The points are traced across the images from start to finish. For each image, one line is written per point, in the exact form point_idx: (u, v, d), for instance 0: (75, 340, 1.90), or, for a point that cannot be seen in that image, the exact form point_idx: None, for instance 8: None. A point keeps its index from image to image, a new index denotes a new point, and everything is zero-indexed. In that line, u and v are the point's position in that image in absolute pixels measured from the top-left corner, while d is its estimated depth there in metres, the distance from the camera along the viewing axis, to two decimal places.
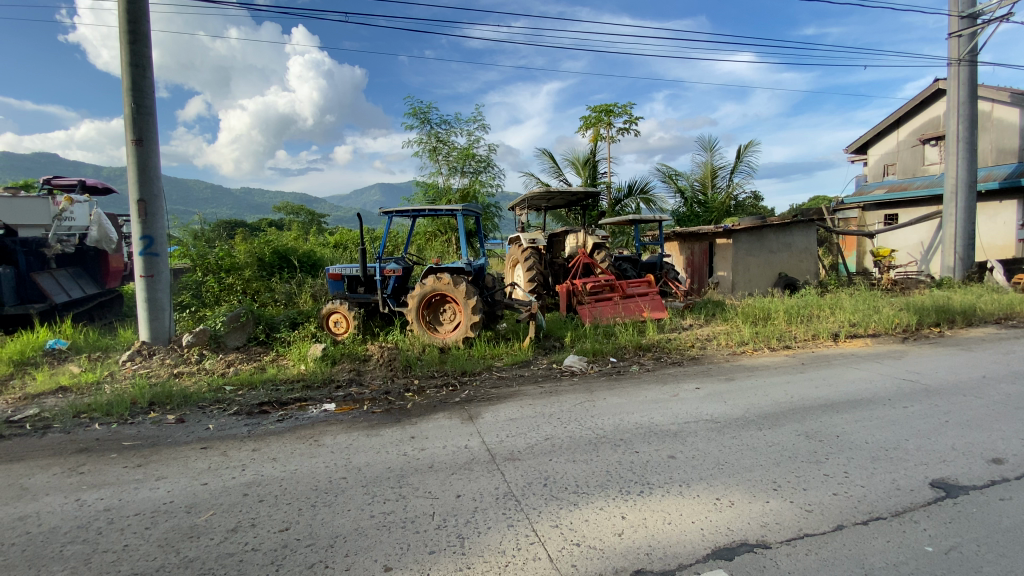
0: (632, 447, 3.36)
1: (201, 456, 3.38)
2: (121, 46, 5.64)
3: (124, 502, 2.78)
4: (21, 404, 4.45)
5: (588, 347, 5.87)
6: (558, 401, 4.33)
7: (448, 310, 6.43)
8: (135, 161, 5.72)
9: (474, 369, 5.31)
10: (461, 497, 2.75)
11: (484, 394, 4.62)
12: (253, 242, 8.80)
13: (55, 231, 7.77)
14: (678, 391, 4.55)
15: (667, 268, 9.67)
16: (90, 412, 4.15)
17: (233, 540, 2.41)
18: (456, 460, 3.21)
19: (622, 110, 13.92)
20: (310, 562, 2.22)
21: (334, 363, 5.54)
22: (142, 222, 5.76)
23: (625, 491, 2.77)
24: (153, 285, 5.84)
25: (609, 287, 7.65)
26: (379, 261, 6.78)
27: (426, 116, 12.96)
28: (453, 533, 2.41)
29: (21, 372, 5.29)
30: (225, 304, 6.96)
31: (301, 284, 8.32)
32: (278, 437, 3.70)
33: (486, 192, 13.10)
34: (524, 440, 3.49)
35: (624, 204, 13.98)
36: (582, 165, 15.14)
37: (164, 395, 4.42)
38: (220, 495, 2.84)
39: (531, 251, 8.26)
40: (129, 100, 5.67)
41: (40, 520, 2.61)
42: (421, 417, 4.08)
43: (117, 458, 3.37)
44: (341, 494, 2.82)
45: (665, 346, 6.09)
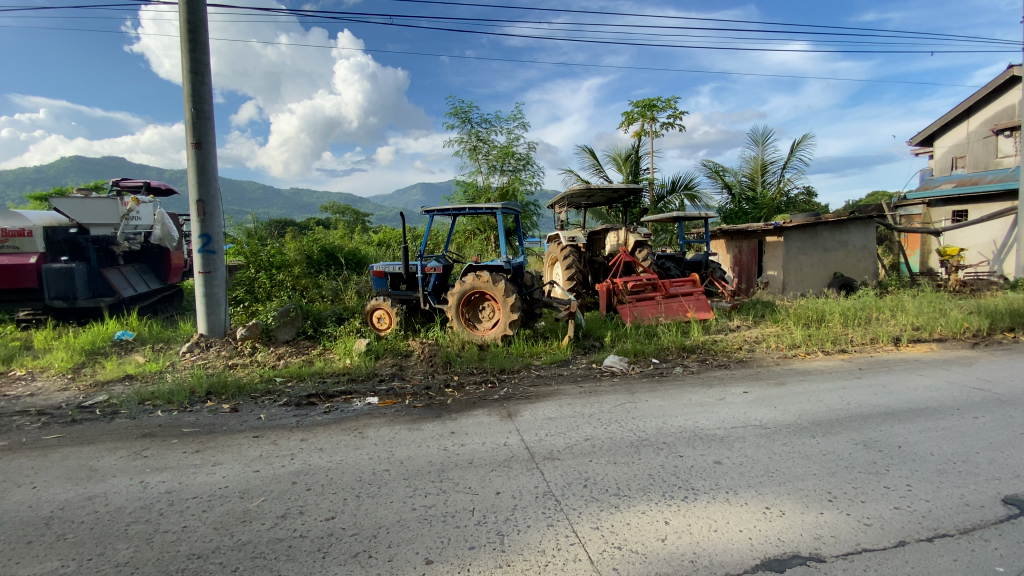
0: (675, 450, 3.27)
1: (254, 444, 3.53)
2: (182, 54, 5.97)
3: (183, 485, 2.94)
4: (93, 390, 4.79)
5: (629, 347, 5.75)
6: (598, 401, 4.27)
7: (487, 307, 6.45)
8: (194, 163, 6.03)
9: (513, 368, 5.30)
10: (501, 493, 2.75)
11: (523, 392, 4.61)
12: (302, 240, 9.15)
13: (124, 230, 8.26)
14: (725, 395, 4.39)
15: (712, 267, 9.36)
16: (153, 399, 4.42)
17: (283, 526, 2.50)
18: (496, 457, 3.22)
19: (665, 104, 13.59)
20: (354, 551, 2.27)
21: (377, 358, 5.69)
22: (201, 221, 6.07)
23: (668, 496, 2.69)
24: (211, 281, 6.15)
25: (651, 286, 7.45)
26: (421, 259, 6.90)
27: (467, 116, 13.07)
28: (493, 530, 2.41)
29: (93, 361, 5.70)
30: (276, 299, 7.25)
31: (347, 281, 8.60)
32: (325, 428, 3.82)
33: (525, 189, 13.08)
34: (564, 440, 3.45)
35: (668, 200, 13.66)
36: (624, 161, 14.88)
37: (220, 385, 4.65)
38: (271, 482, 2.96)
39: (571, 249, 8.18)
40: (189, 106, 5.99)
41: (107, 500, 2.79)
42: (460, 412, 4.12)
43: (177, 443, 3.56)
44: (384, 486, 2.87)
45: (710, 347, 5.90)
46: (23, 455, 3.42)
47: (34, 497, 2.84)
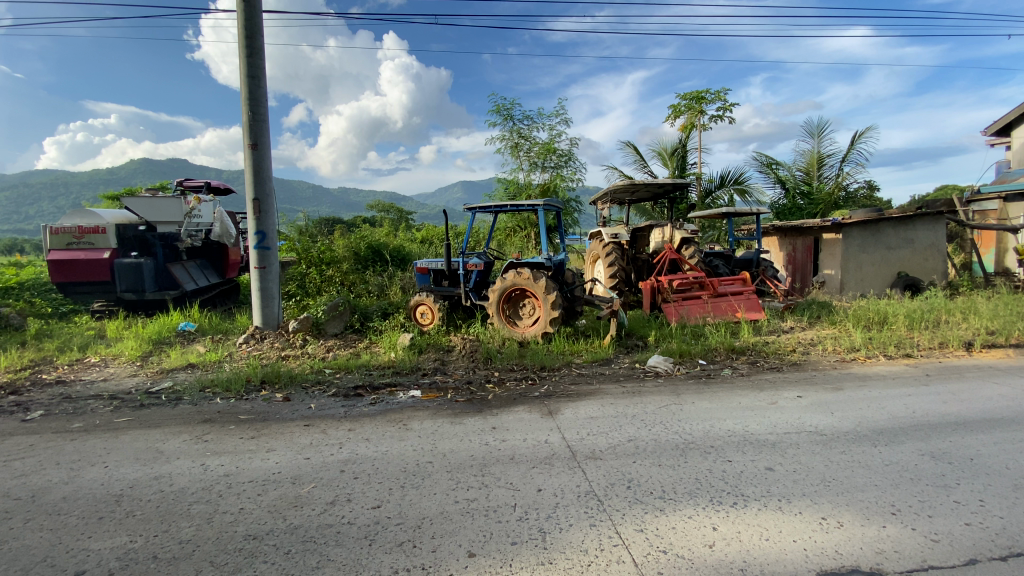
0: (724, 455, 3.15)
1: (304, 433, 3.67)
2: (240, 59, 6.25)
3: (240, 469, 3.09)
4: (159, 377, 5.12)
5: (674, 348, 5.61)
6: (641, 402, 4.19)
7: (528, 304, 6.44)
8: (251, 164, 6.32)
9: (553, 365, 5.27)
10: (543, 491, 2.74)
11: (563, 390, 4.57)
12: (349, 238, 9.45)
13: (187, 227, 8.68)
14: (776, 399, 4.21)
15: (764, 266, 8.97)
16: (213, 387, 4.68)
17: (332, 512, 2.58)
18: (537, 454, 3.21)
19: (714, 96, 13.13)
20: (400, 540, 2.32)
21: (420, 352, 5.79)
22: (257, 218, 6.36)
23: (716, 501, 2.60)
24: (265, 276, 6.43)
25: (698, 284, 7.23)
26: (462, 256, 6.98)
27: (509, 113, 13.08)
28: (535, 526, 2.41)
29: (159, 349, 6.10)
30: (325, 294, 7.50)
31: (392, 277, 8.82)
32: (370, 419, 3.92)
33: (567, 186, 12.97)
34: (606, 440, 3.40)
35: (715, 196, 13.22)
36: (670, 156, 14.51)
37: (273, 375, 4.87)
38: (321, 469, 3.07)
39: (613, 246, 8.04)
40: (246, 109, 6.28)
41: (172, 480, 2.98)
42: (501, 408, 4.13)
43: (234, 429, 3.76)
44: (427, 478, 2.92)
45: (761, 349, 5.66)
46: (98, 435, 3.70)
47: (106, 475, 3.06)
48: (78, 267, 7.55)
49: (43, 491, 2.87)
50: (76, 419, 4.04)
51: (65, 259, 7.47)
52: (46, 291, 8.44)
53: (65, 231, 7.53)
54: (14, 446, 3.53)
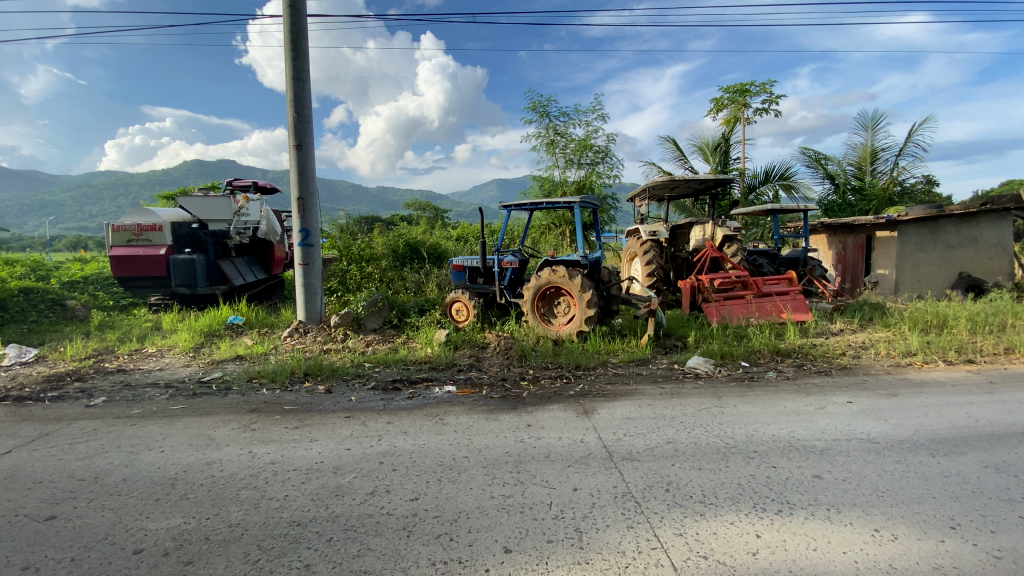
0: (768, 460, 3.05)
1: (345, 424, 3.78)
2: (286, 62, 6.46)
3: (285, 458, 3.21)
4: (210, 368, 5.38)
5: (715, 349, 5.45)
6: (680, 404, 4.09)
7: (563, 302, 6.40)
8: (296, 164, 6.54)
9: (589, 364, 5.21)
10: (579, 490, 2.72)
11: (599, 390, 4.52)
12: (388, 235, 9.66)
13: (236, 225, 9.10)
14: (825, 404, 4.03)
15: (812, 265, 8.61)
16: (259, 377, 4.89)
17: (371, 502, 2.65)
18: (573, 453, 3.19)
19: (760, 88, 12.67)
20: (437, 533, 2.35)
21: (455, 348, 5.86)
22: (301, 216, 6.57)
23: (760, 508, 2.51)
24: (309, 272, 6.64)
25: (741, 283, 7.02)
26: (498, 253, 7.01)
27: (545, 109, 13.02)
28: (571, 526, 2.39)
29: (210, 341, 6.40)
30: (365, 290, 7.69)
31: (429, 274, 8.96)
32: (408, 413, 4.00)
33: (604, 183, 12.81)
34: (644, 441, 3.35)
35: (760, 191, 12.83)
36: (712, 151, 14.12)
37: (316, 367, 5.03)
38: (361, 460, 3.15)
39: (651, 244, 7.90)
40: (291, 110, 6.49)
41: (222, 466, 3.12)
42: (536, 406, 4.13)
43: (280, 419, 3.91)
44: (463, 472, 2.95)
45: (808, 352, 5.43)
46: (155, 421, 3.92)
47: (162, 459, 3.24)
48: (137, 263, 7.99)
49: (106, 473, 3.07)
50: (135, 406, 4.29)
51: (125, 255, 7.93)
52: (108, 285, 9.01)
53: (125, 229, 7.99)
54: (80, 429, 3.79)
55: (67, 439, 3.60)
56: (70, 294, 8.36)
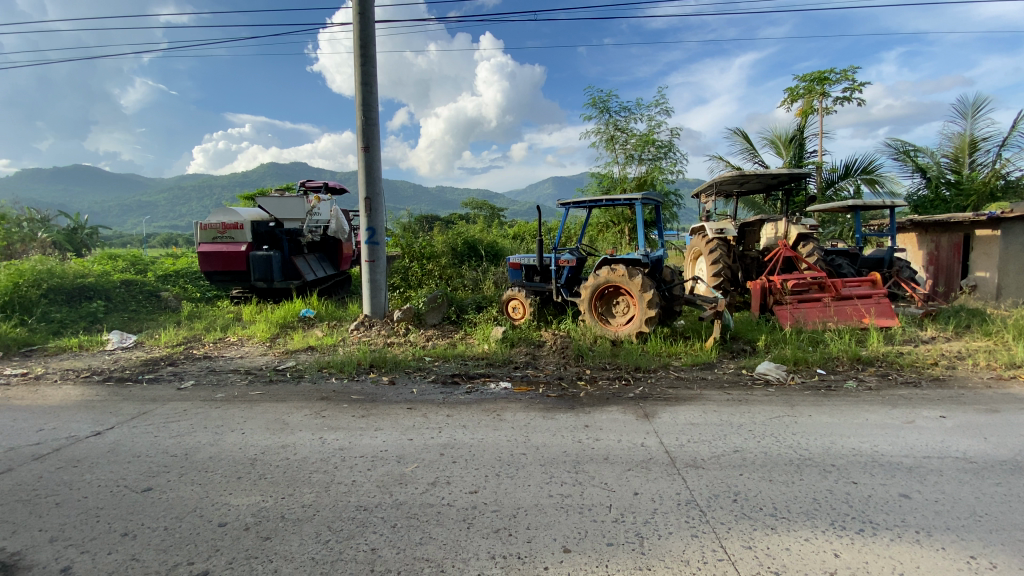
0: (847, 476, 2.84)
1: (407, 415, 3.91)
2: (356, 68, 6.76)
3: (353, 445, 3.36)
4: (284, 357, 5.74)
5: (787, 354, 5.15)
6: (748, 411, 3.90)
7: (622, 302, 6.27)
8: (364, 165, 6.82)
9: (649, 366, 5.08)
10: (640, 495, 2.66)
11: (660, 393, 4.39)
12: (447, 233, 9.88)
13: (308, 224, 9.69)
14: (913, 418, 3.70)
15: (899, 266, 7.92)
16: (329, 367, 5.16)
17: (433, 492, 2.72)
18: (633, 456, 3.12)
19: (840, 76, 11.82)
20: (496, 527, 2.38)
21: (512, 345, 5.91)
22: (367, 215, 6.86)
23: (839, 526, 2.35)
24: (374, 269, 6.91)
25: (817, 285, 6.60)
26: (555, 251, 6.97)
27: (605, 105, 12.81)
28: (632, 530, 2.34)
29: (285, 332, 6.83)
30: (425, 287, 7.90)
31: (486, 272, 9.08)
32: (467, 407, 4.08)
33: (666, 179, 12.43)
34: (709, 448, 3.22)
35: (839, 186, 11.97)
36: (785, 144, 13.34)
37: (380, 360, 5.25)
38: (423, 451, 3.25)
39: (717, 243, 7.57)
40: (360, 114, 6.78)
41: (296, 450, 3.32)
42: (594, 406, 4.08)
43: (348, 407, 4.10)
44: (522, 469, 2.97)
45: (894, 361, 5.01)
46: (237, 405, 4.24)
47: (243, 441, 3.49)
48: (222, 258, 8.58)
49: (195, 450, 3.35)
50: (220, 390, 4.66)
51: (211, 251, 8.52)
52: (196, 278, 9.83)
53: (211, 227, 8.61)
54: (173, 409, 4.16)
55: (162, 418, 3.96)
56: (164, 286, 9.21)
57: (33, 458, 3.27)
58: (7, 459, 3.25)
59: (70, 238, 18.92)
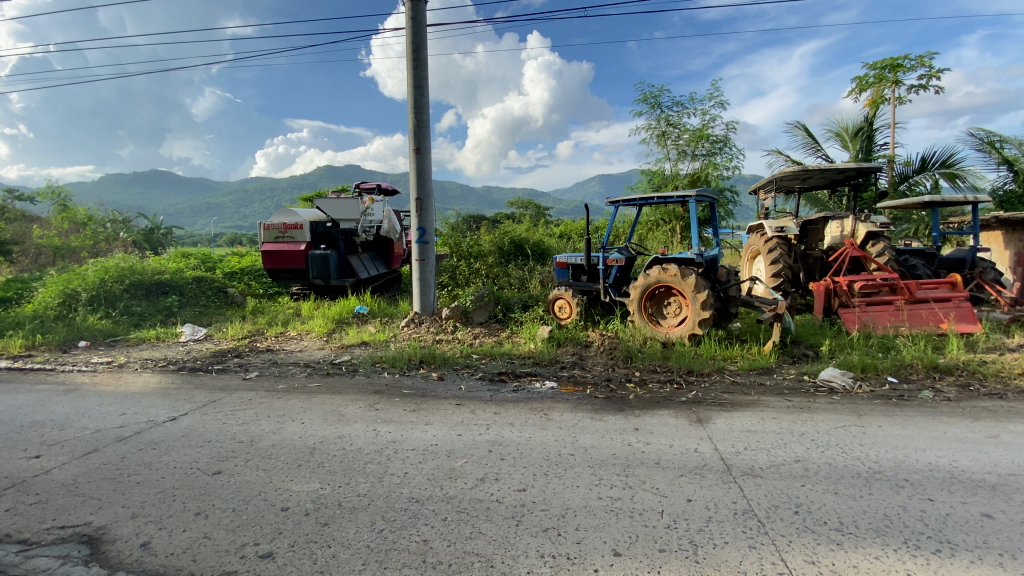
0: (923, 492, 2.64)
1: (456, 411, 3.98)
2: (408, 71, 6.93)
3: (405, 438, 3.46)
4: (340, 351, 5.99)
5: (854, 360, 4.84)
6: (810, 419, 3.70)
7: (673, 303, 6.10)
8: (415, 166, 6.99)
9: (703, 370, 4.92)
10: (693, 501, 2.58)
11: (714, 398, 4.24)
12: (495, 233, 9.97)
13: (362, 224, 10.08)
14: (999, 433, 3.38)
15: (982, 268, 7.28)
16: (381, 362, 5.34)
17: (483, 488, 2.76)
18: (686, 462, 3.03)
19: (916, 62, 11.00)
20: (545, 526, 2.38)
21: (559, 345, 5.89)
22: (418, 215, 7.03)
23: (912, 545, 2.18)
24: (424, 267, 7.07)
25: (888, 287, 6.18)
26: (603, 250, 6.87)
27: (656, 100, 12.51)
28: (685, 537, 2.28)
29: (340, 327, 7.12)
30: (472, 285, 7.99)
31: (533, 271, 9.08)
32: (514, 405, 4.10)
33: (720, 175, 11.99)
34: (768, 456, 3.09)
35: (913, 181, 11.14)
36: (852, 137, 12.55)
37: (429, 356, 5.37)
38: (472, 447, 3.30)
39: (777, 241, 7.22)
40: (412, 116, 6.95)
41: (351, 441, 3.45)
42: (644, 410, 3.99)
43: (400, 401, 4.22)
44: (570, 470, 2.95)
45: (976, 370, 4.60)
46: (297, 396, 4.46)
47: (303, 430, 3.67)
48: (283, 257, 9.02)
49: (259, 438, 3.55)
50: (281, 381, 4.93)
51: (274, 250, 8.99)
52: (259, 275, 10.42)
53: (273, 227, 9.09)
54: (239, 398, 4.43)
55: (230, 406, 4.23)
56: (231, 283, 9.81)
57: (118, 439, 3.57)
58: (95, 440, 3.57)
59: (148, 237, 20.53)
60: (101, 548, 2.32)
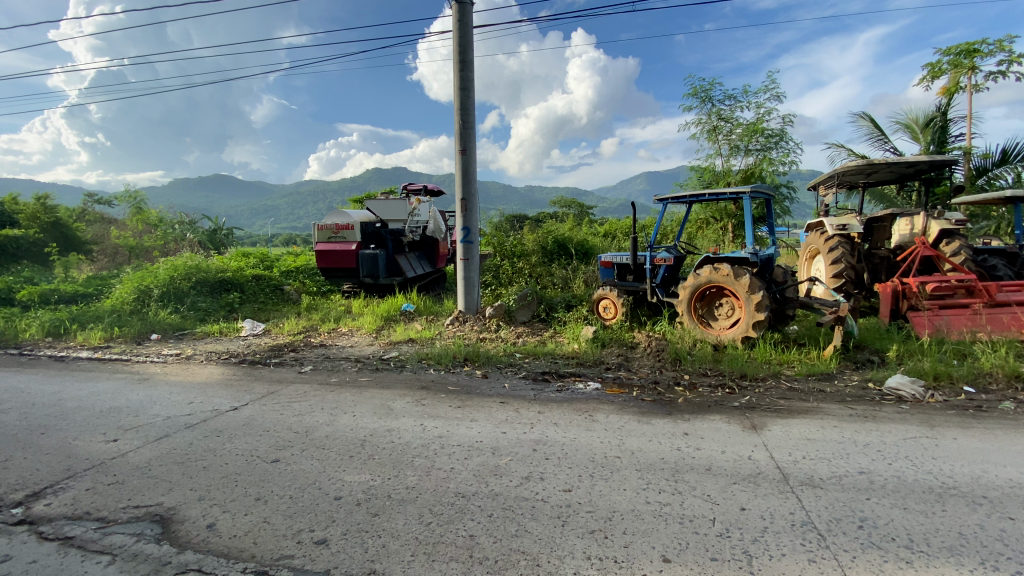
0: (1004, 511, 2.42)
1: (501, 409, 4.00)
2: (455, 73, 7.02)
3: (451, 434, 3.51)
4: (388, 347, 6.16)
5: (924, 367, 4.51)
6: (875, 429, 3.47)
7: (725, 304, 5.89)
8: (460, 167, 7.08)
9: (756, 374, 4.72)
10: (747, 510, 2.48)
11: (769, 404, 4.06)
12: (538, 233, 9.98)
13: (409, 225, 10.32)
14: None
15: None
16: (427, 359, 5.46)
17: (527, 486, 2.76)
18: (739, 469, 2.92)
19: (997, 45, 10.12)
20: (591, 528, 2.36)
21: (604, 346, 5.82)
22: (463, 215, 7.12)
23: (993, 567, 2.01)
24: (468, 266, 7.16)
25: (964, 289, 5.70)
26: (651, 249, 6.72)
27: (707, 94, 12.11)
28: (738, 547, 2.19)
29: (389, 324, 7.33)
30: (516, 285, 8.02)
31: (576, 270, 9.01)
32: (558, 405, 4.08)
33: (775, 171, 11.46)
34: (828, 467, 2.93)
35: (993, 174, 10.26)
36: (922, 128, 11.70)
37: (474, 354, 5.43)
38: (516, 445, 3.31)
39: (838, 240, 6.82)
40: (458, 118, 7.05)
41: (399, 435, 3.54)
42: (693, 414, 3.88)
43: (446, 398, 4.30)
44: (617, 472, 2.91)
45: None
46: (348, 390, 4.62)
47: (354, 422, 3.81)
48: (336, 256, 9.36)
49: (313, 429, 3.71)
50: (333, 375, 5.13)
51: (327, 250, 9.36)
52: (313, 274, 10.87)
53: (327, 228, 9.47)
54: (295, 391, 4.64)
55: (286, 398, 4.43)
56: (287, 281, 10.29)
57: (186, 426, 3.83)
58: (166, 426, 3.84)
59: (212, 237, 21.82)
60: (171, 527, 2.49)
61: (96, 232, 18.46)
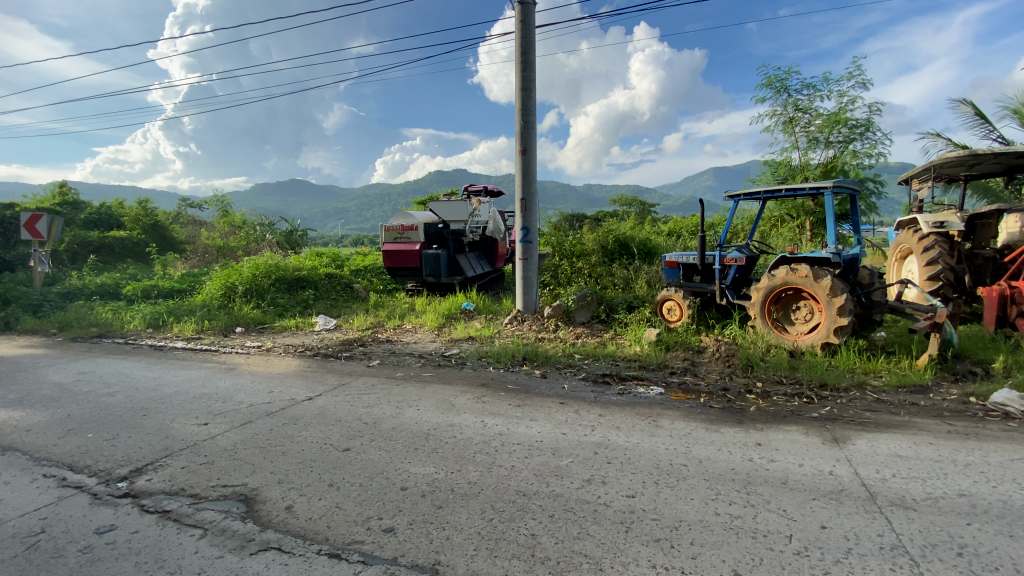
0: None
1: (561, 410, 3.99)
2: (517, 74, 7.07)
3: (510, 433, 3.54)
4: (450, 344, 6.32)
5: None
6: (980, 449, 3.12)
7: (803, 307, 5.52)
8: (521, 167, 7.12)
9: (838, 384, 4.39)
10: (828, 529, 2.32)
11: (853, 416, 3.77)
12: (598, 233, 9.84)
13: (470, 225, 10.51)
14: None
15: None
16: (487, 357, 5.53)
17: (589, 489, 2.73)
18: (819, 485, 2.73)
19: None
20: (656, 536, 2.29)
21: (668, 349, 5.64)
22: (523, 215, 7.15)
23: None
24: (527, 266, 7.18)
25: None
26: (720, 249, 6.42)
27: (783, 84, 11.40)
28: (818, 567, 2.05)
29: (450, 322, 7.51)
30: (575, 285, 7.96)
31: (638, 270, 8.79)
32: (620, 409, 4.00)
33: (859, 165, 10.60)
34: (922, 487, 2.67)
35: None
36: None
37: (533, 354, 5.44)
38: (577, 446, 3.29)
39: (934, 239, 6.18)
40: (519, 118, 7.08)
41: (461, 431, 3.60)
42: (766, 423, 3.67)
43: (506, 396, 4.34)
44: (683, 481, 2.81)
45: None
46: (412, 384, 4.79)
47: (418, 416, 3.93)
48: (400, 255, 9.71)
49: (381, 421, 3.87)
50: (399, 370, 5.33)
51: (393, 249, 9.74)
52: (379, 272, 11.34)
53: (393, 228, 9.85)
54: (364, 384, 4.87)
55: (356, 391, 4.65)
56: (355, 279, 10.80)
57: (267, 413, 4.12)
58: (250, 413, 4.15)
59: (289, 237, 23.33)
60: (254, 507, 2.69)
61: (189, 232, 20.29)
